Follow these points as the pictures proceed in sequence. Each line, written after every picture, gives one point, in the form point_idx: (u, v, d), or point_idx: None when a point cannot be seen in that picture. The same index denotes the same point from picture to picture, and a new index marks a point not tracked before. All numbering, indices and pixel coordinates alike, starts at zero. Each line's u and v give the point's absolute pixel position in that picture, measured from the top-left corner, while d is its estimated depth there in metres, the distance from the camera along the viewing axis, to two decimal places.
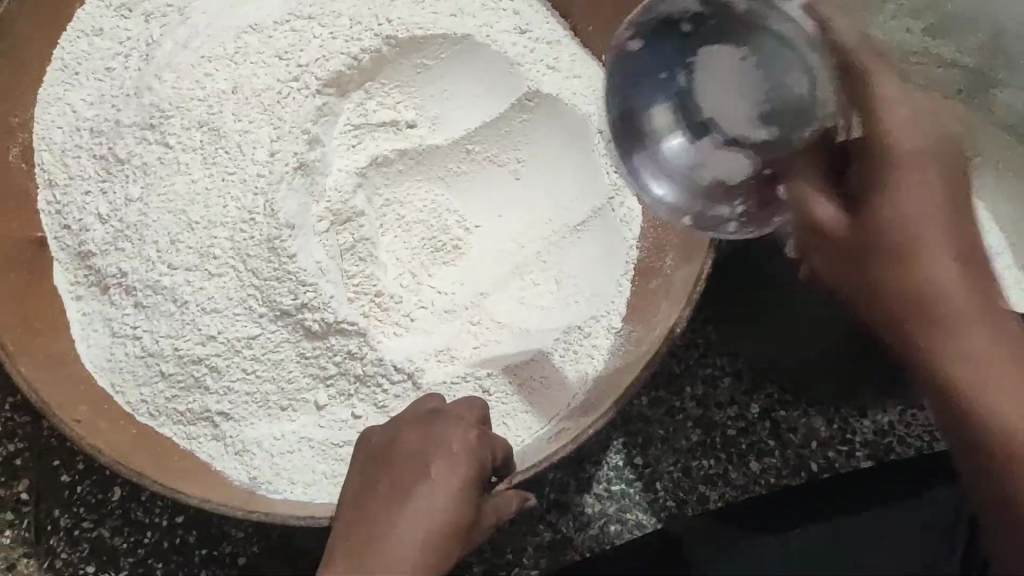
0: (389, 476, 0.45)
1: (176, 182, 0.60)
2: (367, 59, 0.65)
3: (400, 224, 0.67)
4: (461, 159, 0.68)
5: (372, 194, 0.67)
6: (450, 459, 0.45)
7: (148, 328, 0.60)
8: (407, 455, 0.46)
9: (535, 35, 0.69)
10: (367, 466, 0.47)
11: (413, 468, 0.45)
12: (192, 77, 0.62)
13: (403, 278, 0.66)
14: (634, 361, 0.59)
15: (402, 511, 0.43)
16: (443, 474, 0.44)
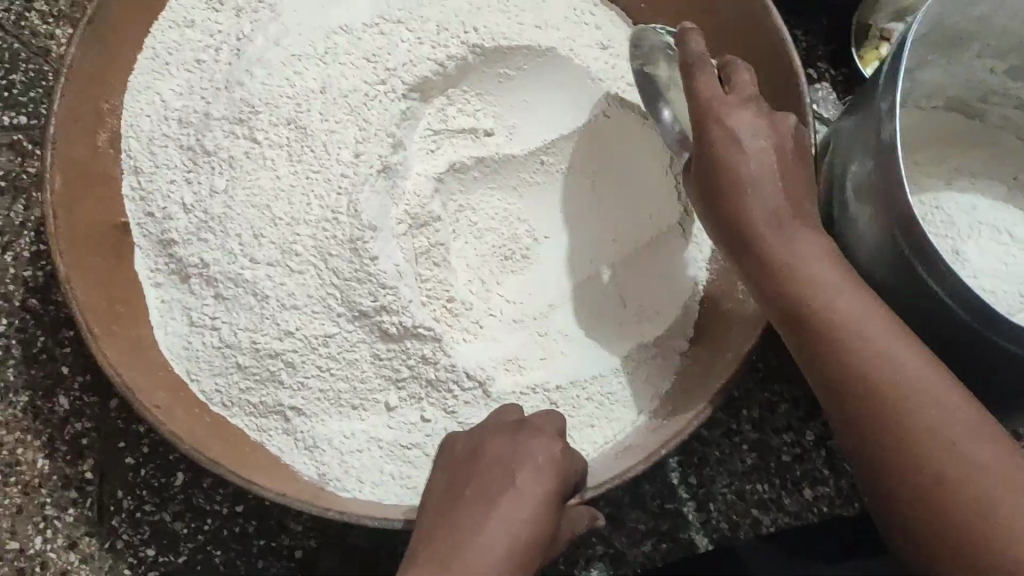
0: (475, 482, 0.46)
1: (262, 177, 0.61)
2: (452, 65, 0.65)
3: (473, 233, 0.67)
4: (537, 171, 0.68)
5: (447, 200, 0.67)
6: (537, 471, 0.46)
7: (227, 319, 0.60)
8: (494, 464, 0.47)
9: (616, 52, 0.68)
10: (455, 473, 0.48)
11: (500, 478, 0.46)
12: (282, 74, 0.62)
13: (472, 284, 0.66)
14: (709, 386, 0.59)
15: (489, 520, 0.44)
16: (529, 484, 0.46)
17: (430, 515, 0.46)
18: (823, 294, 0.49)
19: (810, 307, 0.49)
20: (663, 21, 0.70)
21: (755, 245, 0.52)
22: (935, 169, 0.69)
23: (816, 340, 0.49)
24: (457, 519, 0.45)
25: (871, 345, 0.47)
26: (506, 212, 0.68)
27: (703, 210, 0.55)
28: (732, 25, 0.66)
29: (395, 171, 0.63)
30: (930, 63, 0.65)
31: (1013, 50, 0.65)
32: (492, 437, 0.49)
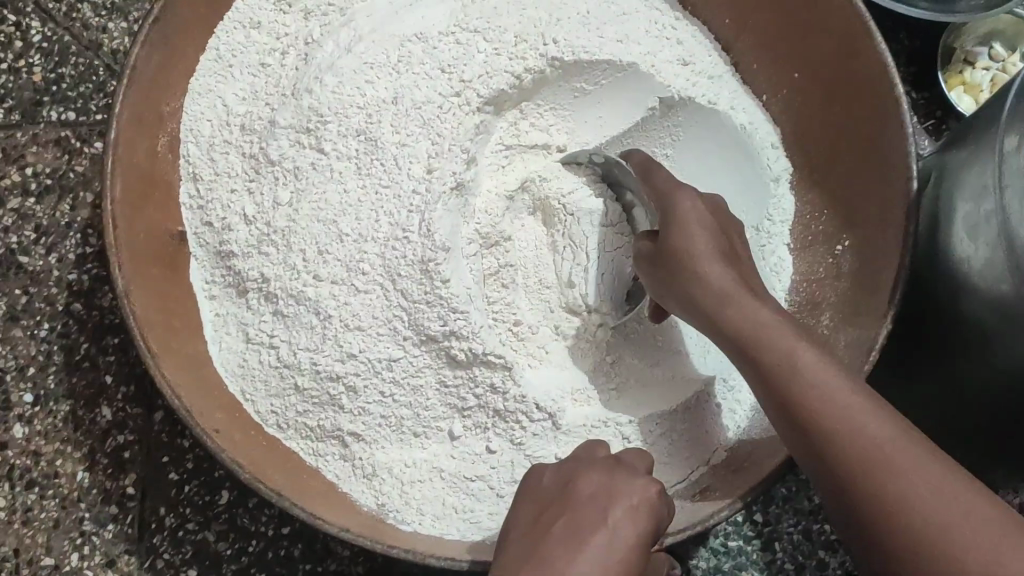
0: (565, 519, 0.43)
1: (329, 190, 0.58)
2: (529, 79, 0.62)
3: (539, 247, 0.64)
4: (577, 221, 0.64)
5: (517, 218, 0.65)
6: (633, 511, 0.43)
7: (287, 338, 0.57)
8: (587, 501, 0.44)
9: (697, 68, 0.67)
10: (544, 506, 0.45)
11: (591, 517, 0.43)
12: (353, 83, 0.60)
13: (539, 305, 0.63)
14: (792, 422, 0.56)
15: (581, 558, 0.41)
16: (625, 525, 0.42)
17: (517, 550, 0.43)
18: (761, 344, 0.48)
19: (748, 360, 0.48)
20: (746, 39, 0.68)
21: (699, 306, 0.52)
22: None
23: (761, 395, 0.47)
24: (548, 554, 0.42)
25: (805, 392, 0.45)
26: (554, 246, 0.64)
27: (659, 285, 0.55)
28: (826, 45, 0.63)
29: (468, 188, 0.60)
30: None
31: None
32: (588, 470, 0.46)
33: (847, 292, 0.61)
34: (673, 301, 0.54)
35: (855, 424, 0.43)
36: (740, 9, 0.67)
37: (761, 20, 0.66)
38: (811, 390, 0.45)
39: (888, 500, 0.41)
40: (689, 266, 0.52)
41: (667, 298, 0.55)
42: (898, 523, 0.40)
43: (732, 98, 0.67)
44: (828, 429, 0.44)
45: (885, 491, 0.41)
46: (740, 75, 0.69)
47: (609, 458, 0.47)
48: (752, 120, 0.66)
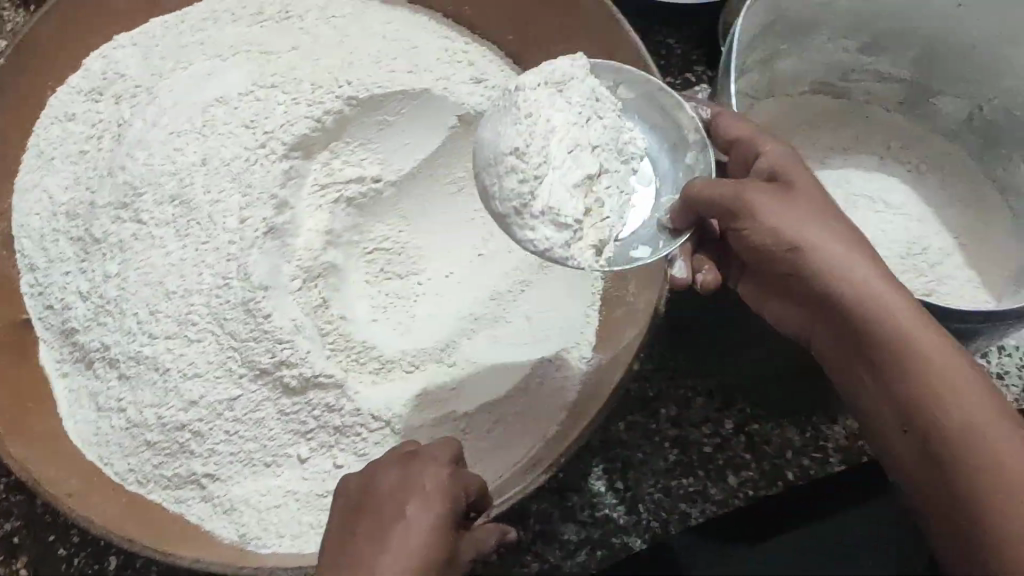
0: (368, 519, 0.46)
1: (151, 255, 0.62)
2: (331, 120, 0.66)
3: (366, 262, 0.71)
4: (397, 227, 0.71)
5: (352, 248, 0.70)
6: (427, 498, 0.46)
7: (133, 398, 0.61)
8: (386, 498, 0.47)
9: (492, 83, 0.71)
10: (349, 511, 0.48)
11: (391, 512, 0.46)
12: (163, 153, 0.64)
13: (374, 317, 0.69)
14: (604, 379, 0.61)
15: (384, 552, 0.44)
16: (421, 516, 0.45)
17: (331, 556, 0.46)
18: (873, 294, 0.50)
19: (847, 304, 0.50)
20: (531, 51, 0.72)
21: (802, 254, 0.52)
22: (813, 152, 0.71)
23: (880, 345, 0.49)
24: (356, 556, 0.44)
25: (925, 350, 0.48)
26: (560, 138, 0.56)
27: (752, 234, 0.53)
28: (588, 42, 0.67)
29: (284, 229, 0.64)
30: (782, 53, 0.68)
31: (863, 27, 0.67)
32: (387, 468, 0.49)
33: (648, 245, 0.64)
34: (757, 242, 0.53)
35: (969, 379, 0.47)
36: (517, 24, 0.72)
37: (533, 32, 0.71)
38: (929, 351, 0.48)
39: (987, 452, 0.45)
40: (801, 221, 0.52)
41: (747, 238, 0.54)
42: (994, 475, 0.44)
43: None
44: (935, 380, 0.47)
45: (991, 442, 0.45)
46: None
47: (404, 452, 0.50)
48: None
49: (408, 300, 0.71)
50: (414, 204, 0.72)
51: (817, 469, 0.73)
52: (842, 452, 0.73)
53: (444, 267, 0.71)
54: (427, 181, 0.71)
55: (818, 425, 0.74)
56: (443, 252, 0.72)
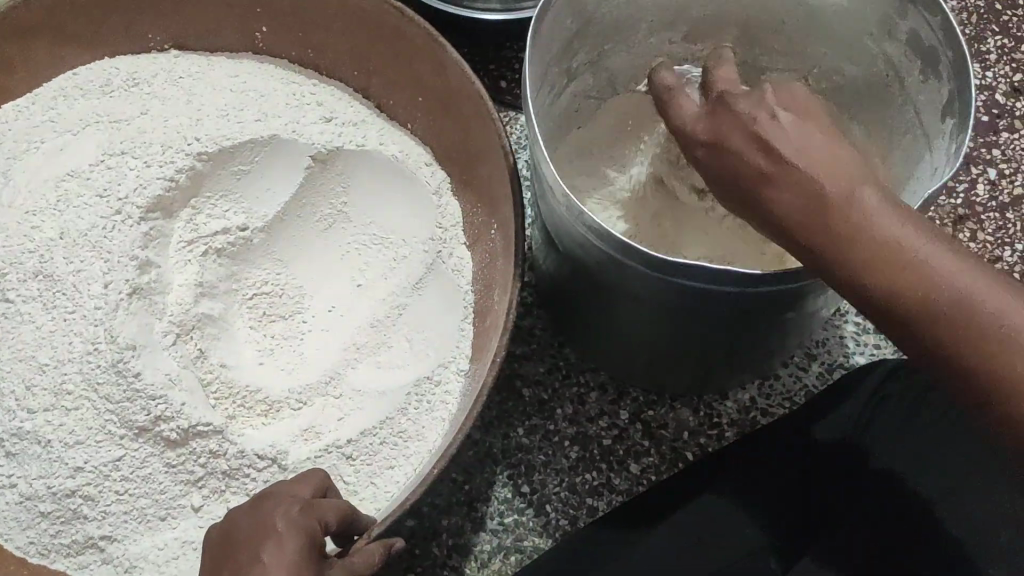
0: (228, 566, 0.47)
1: (23, 332, 0.64)
2: (184, 177, 0.70)
3: (246, 308, 0.72)
4: (274, 270, 0.73)
5: (234, 292, 0.72)
6: (281, 538, 0.47)
7: (22, 473, 0.63)
8: (244, 542, 0.48)
9: (341, 120, 0.75)
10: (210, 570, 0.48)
11: (249, 556, 0.46)
12: (20, 235, 0.66)
13: (262, 354, 0.71)
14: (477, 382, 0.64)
15: None
16: (274, 558, 0.46)
17: None
18: (865, 237, 0.46)
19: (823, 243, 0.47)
20: (377, 82, 0.77)
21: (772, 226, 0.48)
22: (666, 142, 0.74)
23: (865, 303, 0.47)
24: None
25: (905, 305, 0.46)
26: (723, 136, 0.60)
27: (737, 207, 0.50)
28: (423, 63, 0.72)
29: (148, 289, 0.66)
30: (609, 51, 0.71)
31: (678, 18, 0.70)
32: (238, 519, 0.49)
33: (504, 251, 0.67)
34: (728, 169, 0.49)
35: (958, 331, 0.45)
36: (360, 60, 0.76)
37: (377, 65, 0.76)
38: (908, 305, 0.46)
39: (975, 361, 0.45)
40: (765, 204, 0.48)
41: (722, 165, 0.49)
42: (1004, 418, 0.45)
43: (380, 135, 0.76)
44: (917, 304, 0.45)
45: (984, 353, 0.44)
46: (387, 114, 0.78)
47: (252, 502, 0.51)
48: (403, 148, 0.75)
49: (295, 339, 0.72)
50: (289, 249, 0.74)
51: (715, 445, 0.75)
52: (735, 425, 0.75)
53: (324, 306, 0.73)
54: (295, 222, 0.74)
55: (711, 403, 0.76)
56: (325, 290, 0.74)
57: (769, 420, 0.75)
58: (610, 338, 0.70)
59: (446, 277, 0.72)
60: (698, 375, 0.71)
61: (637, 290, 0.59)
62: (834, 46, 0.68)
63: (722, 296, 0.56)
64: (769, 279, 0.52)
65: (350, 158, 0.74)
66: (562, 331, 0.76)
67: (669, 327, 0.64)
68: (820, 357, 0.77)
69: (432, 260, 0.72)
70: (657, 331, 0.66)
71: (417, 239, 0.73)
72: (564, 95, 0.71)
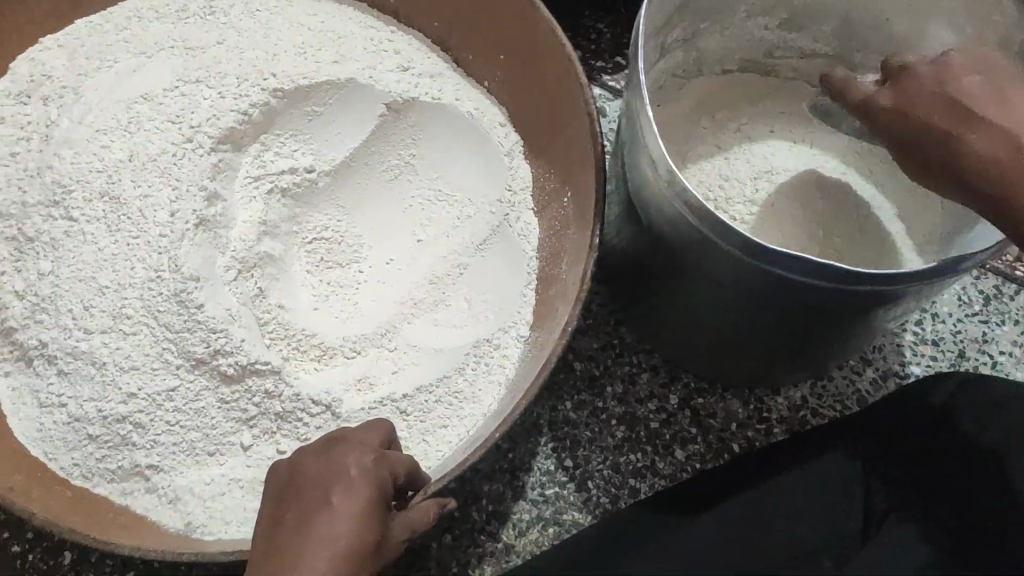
0: (297, 505, 0.47)
1: (84, 251, 0.63)
2: (257, 113, 0.69)
3: (305, 252, 0.71)
4: (336, 216, 0.72)
5: (293, 235, 0.71)
6: (351, 486, 0.47)
7: (73, 394, 0.62)
8: (313, 484, 0.48)
9: (418, 71, 0.74)
10: (275, 502, 0.48)
11: (318, 498, 0.47)
12: (90, 151, 0.65)
13: (319, 299, 0.70)
14: (542, 352, 0.63)
15: (310, 537, 0.45)
16: (346, 505, 0.46)
17: (260, 545, 0.47)
18: None
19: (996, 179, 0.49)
20: (457, 36, 0.75)
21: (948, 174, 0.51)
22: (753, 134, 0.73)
23: None
24: (285, 542, 0.46)
25: None
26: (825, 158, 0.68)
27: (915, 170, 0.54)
28: (509, 22, 0.70)
29: (215, 222, 0.65)
30: (704, 31, 0.69)
31: (775, 5, 0.69)
32: (310, 459, 0.50)
33: (577, 224, 0.66)
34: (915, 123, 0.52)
35: None
36: (442, 12, 0.75)
37: (460, 17, 0.74)
38: None
39: None
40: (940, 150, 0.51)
41: (908, 123, 0.53)
42: None
43: (456, 90, 0.74)
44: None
45: None
46: (463, 70, 0.76)
47: (323, 443, 0.51)
48: (478, 106, 0.74)
49: (350, 288, 0.71)
50: (351, 197, 0.73)
51: (762, 440, 0.74)
52: (785, 422, 0.74)
53: (382, 257, 0.72)
54: (362, 169, 0.73)
55: (762, 397, 0.75)
56: (385, 241, 0.73)
57: (820, 421, 0.74)
58: (673, 319, 0.69)
59: (511, 241, 0.70)
60: (755, 367, 0.71)
61: (718, 274, 0.58)
62: (935, 48, 0.66)
63: (808, 291, 0.55)
64: (864, 279, 0.51)
65: (423, 111, 0.73)
66: (622, 309, 0.75)
67: (738, 315, 0.63)
68: (874, 364, 0.76)
69: (499, 224, 0.71)
70: (725, 318, 0.65)
71: (484, 198, 0.72)
72: (654, 70, 0.68)
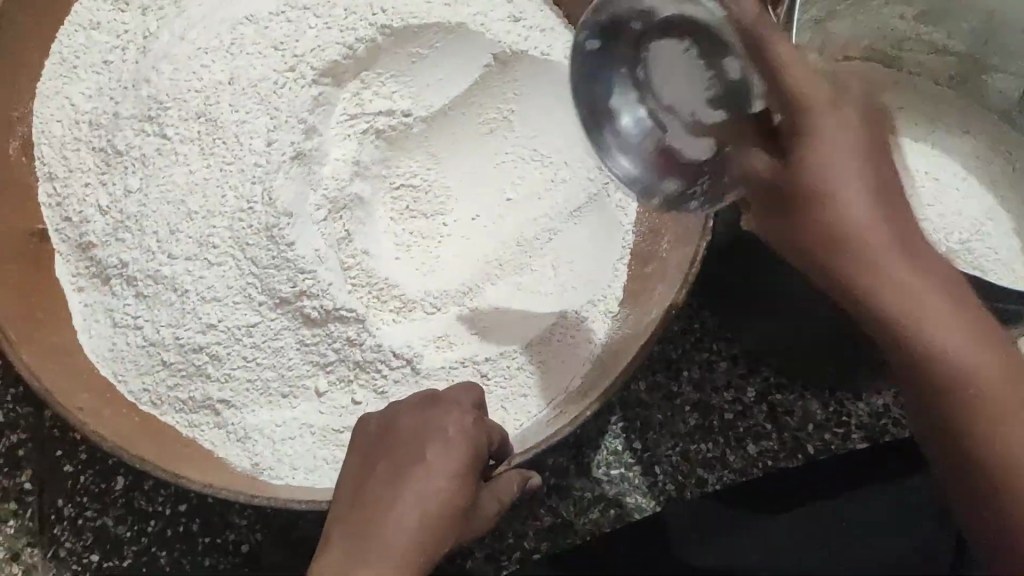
0: (386, 460, 0.48)
1: (174, 173, 0.61)
2: (362, 48, 0.65)
3: (390, 198, 0.68)
4: (426, 164, 0.69)
5: (381, 179, 0.68)
6: (445, 448, 0.47)
7: (150, 318, 0.60)
8: (403, 442, 0.48)
9: (529, 23, 0.68)
10: (365, 453, 0.49)
11: (409, 458, 0.47)
12: (189, 69, 0.62)
13: (399, 247, 0.68)
14: (636, 335, 0.59)
15: (398, 499, 0.46)
16: (437, 468, 0.46)
17: (347, 492, 0.48)
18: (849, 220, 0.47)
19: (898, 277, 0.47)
20: None
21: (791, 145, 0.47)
22: None
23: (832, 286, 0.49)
24: (374, 498, 0.46)
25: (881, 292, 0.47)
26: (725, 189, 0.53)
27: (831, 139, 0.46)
28: None
29: (310, 157, 0.63)
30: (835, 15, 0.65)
31: None
32: (402, 416, 0.49)
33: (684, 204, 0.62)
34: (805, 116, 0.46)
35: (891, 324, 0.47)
36: None
37: None
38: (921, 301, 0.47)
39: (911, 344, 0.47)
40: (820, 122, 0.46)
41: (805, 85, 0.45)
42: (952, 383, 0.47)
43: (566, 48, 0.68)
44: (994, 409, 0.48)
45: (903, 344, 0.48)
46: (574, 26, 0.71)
47: (424, 398, 0.50)
48: None
49: (433, 240, 0.69)
50: (446, 144, 0.69)
51: (838, 444, 0.71)
52: (864, 429, 0.71)
53: (470, 211, 0.69)
54: (461, 117, 0.69)
55: (843, 400, 0.72)
56: (473, 193, 0.69)
57: (900, 432, 0.71)
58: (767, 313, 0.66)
59: (607, 212, 0.67)
60: (844, 372, 0.68)
61: None
62: None
63: None
64: None
65: (529, 66, 0.68)
66: (710, 291, 0.70)
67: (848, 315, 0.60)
68: None
69: (596, 192, 0.67)
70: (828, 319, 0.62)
71: (582, 163, 0.68)
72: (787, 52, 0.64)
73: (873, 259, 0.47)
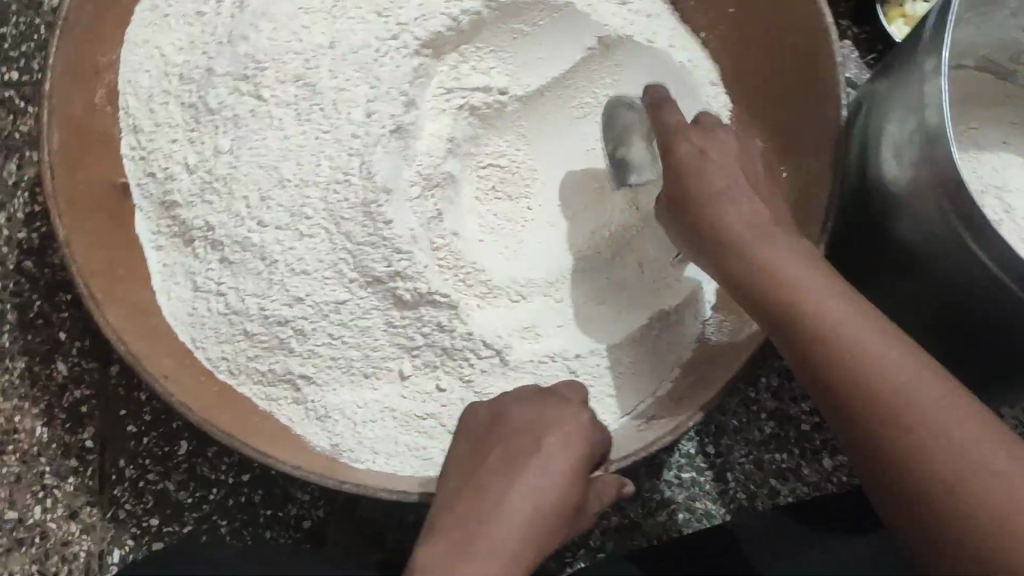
0: (499, 449, 0.47)
1: (267, 136, 0.58)
2: (467, 21, 0.62)
3: (476, 176, 0.66)
4: (515, 145, 0.67)
5: (470, 158, 0.66)
6: (561, 439, 0.47)
7: (233, 285, 0.58)
8: (516, 432, 0.47)
9: (634, 8, 0.65)
10: (474, 444, 0.48)
11: (525, 448, 0.46)
12: (289, 29, 0.59)
13: (483, 227, 0.65)
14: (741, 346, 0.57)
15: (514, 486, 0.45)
16: (553, 457, 0.46)
17: (456, 481, 0.47)
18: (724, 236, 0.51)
19: (840, 321, 0.45)
20: None
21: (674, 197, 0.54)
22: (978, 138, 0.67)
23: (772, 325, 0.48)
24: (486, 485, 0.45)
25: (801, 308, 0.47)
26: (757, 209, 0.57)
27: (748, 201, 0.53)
28: None
29: (409, 131, 0.60)
30: (965, 23, 0.61)
31: None
32: (510, 408, 0.49)
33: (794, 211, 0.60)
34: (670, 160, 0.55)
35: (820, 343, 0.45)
36: None
37: None
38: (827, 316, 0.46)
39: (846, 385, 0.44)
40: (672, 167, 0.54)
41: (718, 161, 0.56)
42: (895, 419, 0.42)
43: (670, 37, 0.65)
44: (969, 467, 0.40)
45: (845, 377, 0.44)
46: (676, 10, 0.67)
47: (534, 394, 0.50)
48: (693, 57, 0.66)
49: (519, 224, 0.66)
50: (538, 126, 0.67)
51: None
52: None
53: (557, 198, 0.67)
54: (555, 100, 0.67)
55: None
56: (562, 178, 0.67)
57: None
58: None
59: None
60: None
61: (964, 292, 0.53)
62: None
63: None
64: None
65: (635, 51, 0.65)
66: None
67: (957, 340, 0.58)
68: None
69: None
70: None
71: None
72: None
73: (781, 279, 0.48)
